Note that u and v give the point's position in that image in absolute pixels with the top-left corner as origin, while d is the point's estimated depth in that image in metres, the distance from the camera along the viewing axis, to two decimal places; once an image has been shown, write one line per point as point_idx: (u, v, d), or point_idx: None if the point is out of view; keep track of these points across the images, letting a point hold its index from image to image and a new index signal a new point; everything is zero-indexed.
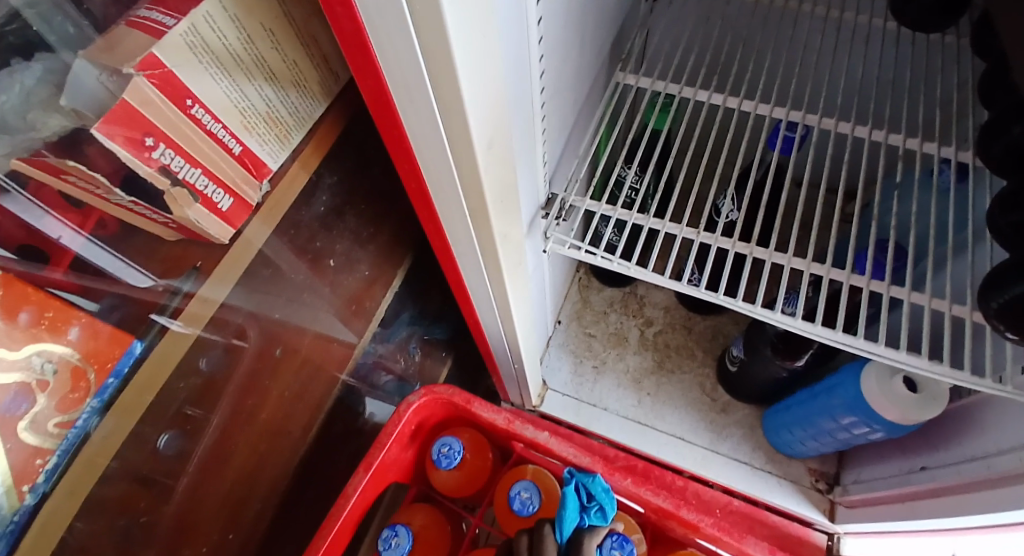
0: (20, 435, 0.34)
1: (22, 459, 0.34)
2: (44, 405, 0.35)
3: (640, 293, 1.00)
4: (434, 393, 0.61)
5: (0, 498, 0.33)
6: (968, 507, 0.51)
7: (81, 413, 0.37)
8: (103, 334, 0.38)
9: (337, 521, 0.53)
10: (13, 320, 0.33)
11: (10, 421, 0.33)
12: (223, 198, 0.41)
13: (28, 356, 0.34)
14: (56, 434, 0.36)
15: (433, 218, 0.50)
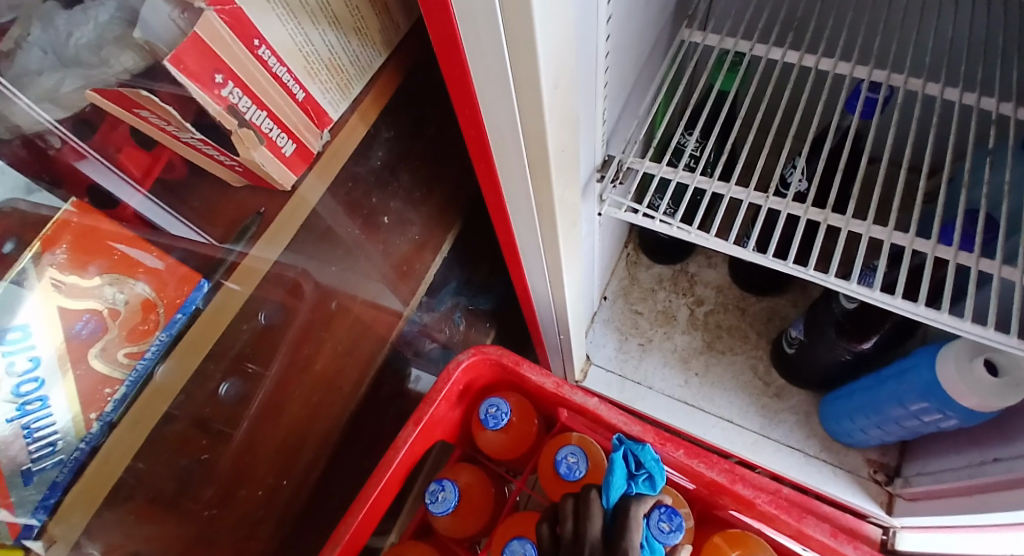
0: (89, 361, 0.35)
1: (90, 386, 0.35)
2: (114, 334, 0.36)
3: (691, 271, 0.97)
4: (483, 354, 0.61)
5: (68, 425, 0.34)
6: None
7: (150, 345, 0.38)
8: (173, 277, 0.39)
9: (386, 472, 0.54)
10: (85, 251, 0.34)
11: (81, 347, 0.34)
12: (286, 143, 0.41)
13: (99, 285, 0.35)
14: (126, 364, 0.37)
15: (488, 174, 0.49)
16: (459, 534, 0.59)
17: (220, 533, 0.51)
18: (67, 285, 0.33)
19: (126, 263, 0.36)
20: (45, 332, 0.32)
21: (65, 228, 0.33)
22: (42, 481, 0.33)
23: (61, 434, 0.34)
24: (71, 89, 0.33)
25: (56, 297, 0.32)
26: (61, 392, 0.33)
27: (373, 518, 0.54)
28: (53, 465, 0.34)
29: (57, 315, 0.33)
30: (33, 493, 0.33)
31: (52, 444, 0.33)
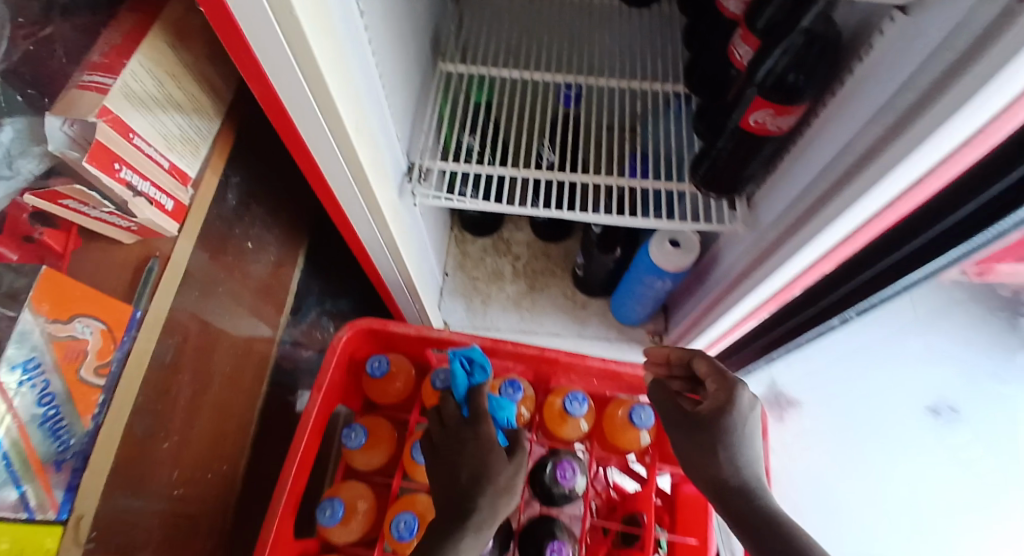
0: (78, 378, 0.46)
1: (82, 395, 0.46)
2: (89, 357, 0.47)
3: (505, 236, 1.24)
4: (357, 326, 0.79)
5: (74, 424, 0.46)
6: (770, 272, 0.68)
7: (112, 360, 0.49)
8: (115, 311, 0.49)
9: (306, 430, 0.72)
10: (59, 298, 0.44)
11: (69, 367, 0.45)
12: (165, 201, 0.55)
13: (72, 322, 0.45)
14: (100, 376, 0.47)
15: (324, 187, 0.68)
16: (373, 463, 0.79)
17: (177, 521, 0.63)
18: (50, 325, 0.44)
19: (84, 300, 0.46)
20: (45, 356, 0.43)
21: (44, 285, 0.43)
22: (66, 468, 0.45)
23: (70, 431, 0.45)
24: (0, 195, 0.46)
25: (43, 335, 0.43)
26: (63, 401, 0.45)
27: (304, 466, 0.71)
28: (71, 455, 0.46)
29: (48, 348, 0.43)
30: (61, 476, 0.45)
31: (66, 440, 0.45)
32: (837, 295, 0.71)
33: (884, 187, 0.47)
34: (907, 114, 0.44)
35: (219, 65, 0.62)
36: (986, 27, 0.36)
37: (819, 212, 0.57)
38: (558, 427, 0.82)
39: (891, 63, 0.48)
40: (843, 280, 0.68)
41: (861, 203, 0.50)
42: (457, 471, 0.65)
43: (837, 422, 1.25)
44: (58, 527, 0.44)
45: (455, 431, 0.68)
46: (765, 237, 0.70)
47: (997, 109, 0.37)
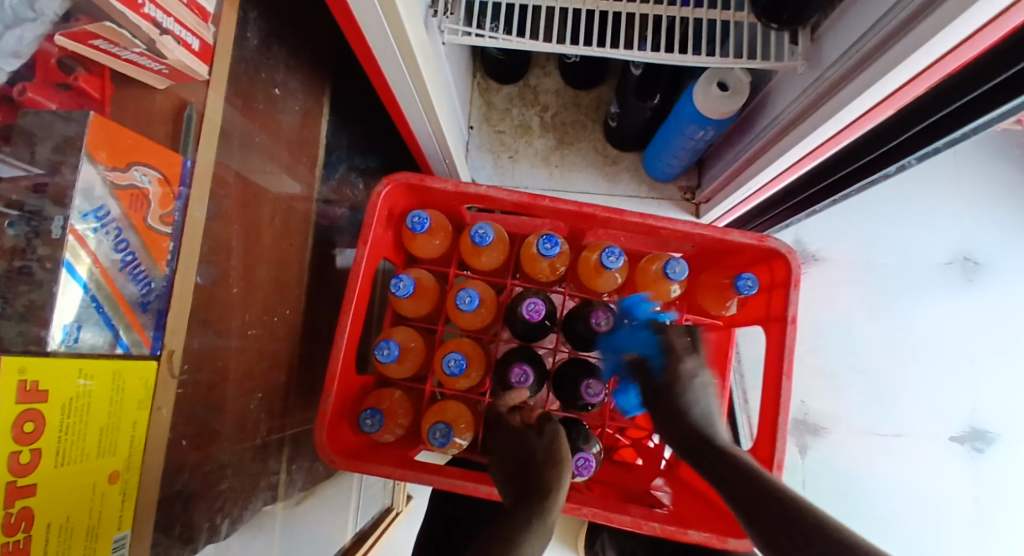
0: (149, 226, 0.48)
1: (154, 242, 0.49)
2: (153, 206, 0.49)
3: (532, 84, 1.16)
4: (394, 181, 0.80)
5: (153, 271, 0.49)
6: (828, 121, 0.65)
7: (173, 209, 0.51)
8: (166, 160, 0.50)
9: (357, 279, 0.79)
10: (116, 147, 0.45)
11: (138, 216, 0.47)
12: (190, 40, 0.51)
13: (130, 171, 0.46)
14: (165, 224, 0.50)
15: (348, 19, 0.62)
16: (421, 310, 0.86)
17: (246, 361, 0.70)
18: (112, 174, 0.44)
19: (137, 149, 0.47)
20: (115, 206, 0.45)
21: (100, 132, 0.43)
22: (154, 309, 0.49)
23: (150, 276, 0.49)
24: (30, 38, 0.42)
25: (109, 184, 0.44)
26: (139, 248, 0.47)
27: (355, 310, 0.80)
28: (156, 297, 0.50)
29: (116, 196, 0.45)
30: (151, 318, 0.49)
31: (149, 284, 0.49)
32: (880, 150, 0.68)
33: (977, 12, 0.43)
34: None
35: None
36: None
37: (894, 43, 0.52)
38: (594, 281, 0.85)
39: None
40: (895, 131, 0.65)
41: (944, 35, 0.46)
42: (526, 462, 0.58)
43: (859, 273, 1.27)
44: (151, 362, 0.49)
45: (518, 434, 0.62)
46: (825, 78, 0.65)
47: None
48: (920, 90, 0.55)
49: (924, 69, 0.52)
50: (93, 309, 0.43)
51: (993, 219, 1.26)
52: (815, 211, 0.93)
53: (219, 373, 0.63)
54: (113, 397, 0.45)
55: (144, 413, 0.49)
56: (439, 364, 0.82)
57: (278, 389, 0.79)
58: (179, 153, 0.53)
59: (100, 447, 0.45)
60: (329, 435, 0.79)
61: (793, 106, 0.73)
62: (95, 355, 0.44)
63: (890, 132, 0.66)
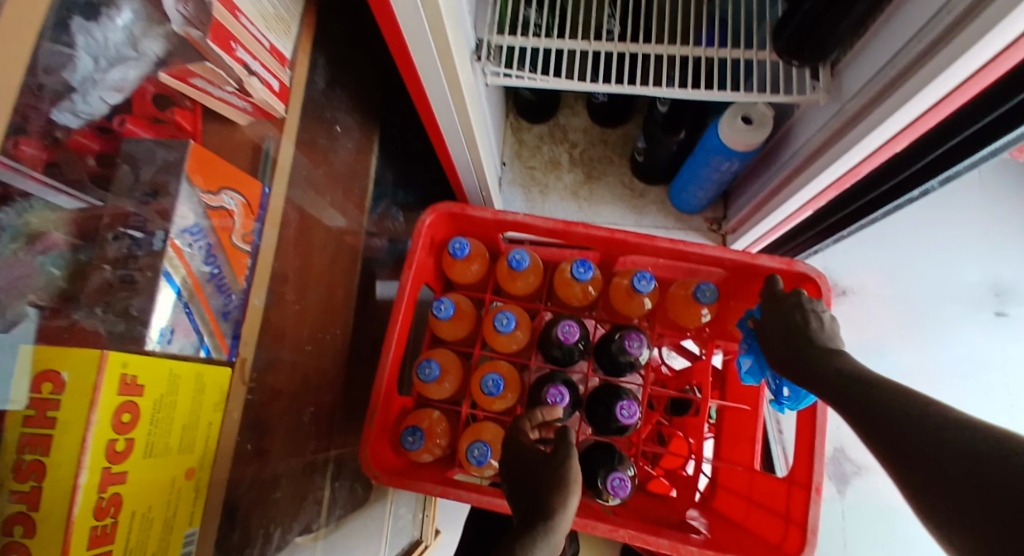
0: (234, 244, 0.54)
1: (237, 259, 0.54)
2: (237, 226, 0.54)
3: (562, 123, 1.23)
4: (438, 210, 0.86)
5: (234, 285, 0.54)
6: (851, 149, 0.68)
7: (252, 230, 0.57)
8: (248, 187, 0.56)
9: (401, 301, 0.83)
10: (211, 173, 0.51)
11: (225, 234, 0.53)
12: (271, 79, 0.58)
13: (221, 194, 0.52)
14: (245, 242, 0.55)
15: (405, 60, 0.69)
16: (458, 333, 0.89)
17: (299, 377, 0.74)
18: (207, 196, 0.50)
19: (226, 176, 0.53)
20: (208, 224, 0.50)
21: (197, 161, 0.49)
22: (232, 320, 0.54)
23: (232, 289, 0.54)
24: (132, 76, 0.47)
25: (204, 206, 0.50)
26: (225, 264, 0.53)
27: (398, 330, 0.84)
28: (235, 308, 0.55)
29: (209, 216, 0.51)
30: (230, 326, 0.54)
31: (231, 296, 0.54)
32: (897, 179, 0.72)
33: (998, 34, 0.46)
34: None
35: None
36: None
37: (916, 71, 0.56)
38: (624, 303, 0.88)
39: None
40: (910, 159, 0.68)
41: (962, 61, 0.50)
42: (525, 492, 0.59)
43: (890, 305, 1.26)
44: (224, 368, 0.53)
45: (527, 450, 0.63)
46: (847, 109, 0.69)
47: None
48: (941, 118, 0.59)
49: (946, 95, 0.55)
50: (183, 314, 0.48)
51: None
52: (840, 240, 0.94)
53: (275, 387, 0.68)
54: (195, 397, 0.49)
55: (217, 415, 0.53)
56: (476, 384, 0.85)
57: (326, 405, 0.83)
58: (259, 180, 0.59)
59: (181, 443, 0.48)
60: (373, 452, 0.82)
61: (817, 136, 0.77)
62: (180, 358, 0.48)
63: (909, 159, 0.68)
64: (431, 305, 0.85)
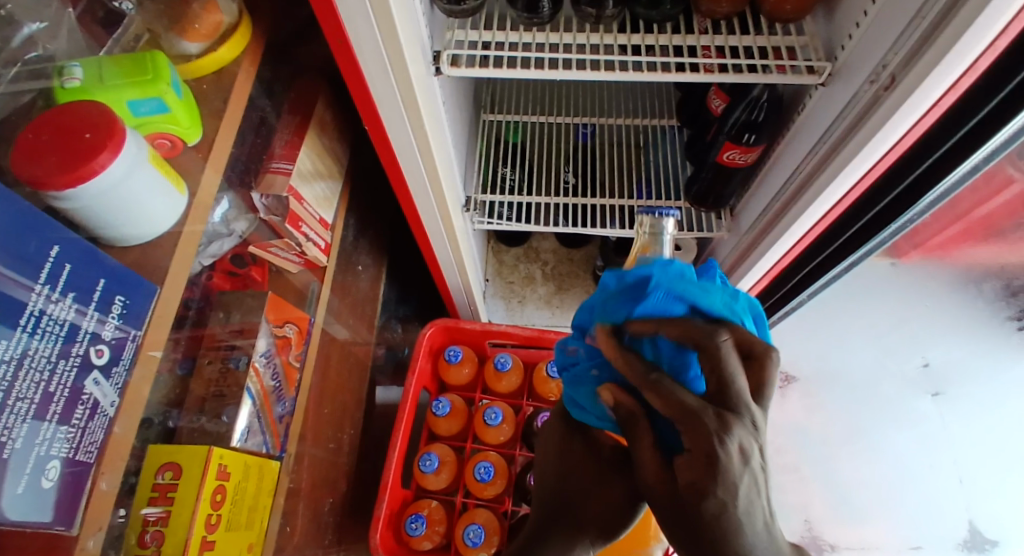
0: (289, 362, 0.72)
1: (290, 373, 0.72)
2: (292, 348, 0.73)
3: (535, 245, 1.47)
4: (436, 324, 1.06)
5: (287, 394, 0.71)
6: (749, 267, 0.91)
7: (300, 350, 0.75)
8: (300, 318, 0.75)
9: (406, 403, 1.00)
10: (279, 311, 0.70)
11: (285, 355, 0.71)
12: (321, 240, 0.79)
13: (284, 327, 0.71)
14: (296, 361, 0.74)
15: (414, 217, 0.92)
16: (453, 429, 1.04)
17: (320, 470, 0.88)
18: (276, 329, 0.69)
19: (287, 313, 0.72)
20: (275, 350, 0.69)
21: (272, 305, 0.69)
22: (283, 421, 0.71)
23: (286, 397, 0.71)
24: (225, 246, 0.68)
25: (274, 336, 0.68)
26: (283, 379, 0.70)
27: (403, 427, 1.00)
28: (286, 411, 0.71)
29: (276, 344, 0.69)
30: (281, 427, 0.70)
31: (284, 403, 0.71)
32: (799, 276, 0.95)
33: (818, 203, 0.69)
34: (827, 154, 0.66)
35: (340, 139, 0.84)
36: (864, 108, 0.58)
37: (778, 222, 0.79)
38: None
39: (820, 113, 0.68)
40: (804, 264, 0.91)
41: (802, 216, 0.73)
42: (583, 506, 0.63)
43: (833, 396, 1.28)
44: (276, 461, 0.68)
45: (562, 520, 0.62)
46: (740, 242, 0.92)
47: (879, 154, 0.60)
48: (813, 238, 0.82)
49: (798, 236, 0.78)
50: (255, 419, 0.64)
51: (987, 354, 1.25)
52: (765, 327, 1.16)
53: (304, 478, 0.82)
54: (257, 483, 0.64)
55: (268, 499, 0.67)
56: (470, 473, 0.99)
57: (339, 497, 0.96)
58: (305, 311, 0.79)
59: (246, 521, 0.63)
60: (381, 539, 0.94)
61: (727, 256, 0.99)
62: (251, 452, 0.63)
63: (804, 264, 0.91)
64: (432, 404, 1.01)
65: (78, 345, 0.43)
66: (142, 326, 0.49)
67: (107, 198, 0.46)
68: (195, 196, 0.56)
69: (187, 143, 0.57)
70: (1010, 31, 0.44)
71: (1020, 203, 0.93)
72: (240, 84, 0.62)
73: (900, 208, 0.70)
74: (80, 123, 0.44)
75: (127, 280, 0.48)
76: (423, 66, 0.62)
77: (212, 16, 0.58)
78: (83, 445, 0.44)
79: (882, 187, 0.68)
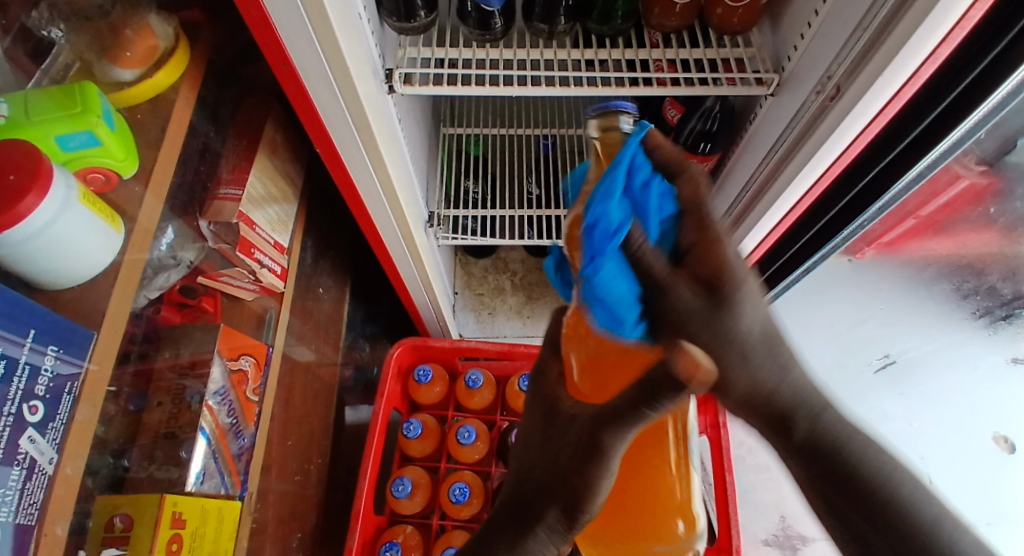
0: (247, 397, 0.69)
1: (249, 407, 0.69)
2: (251, 382, 0.70)
3: (503, 256, 1.46)
4: (403, 343, 1.05)
5: (246, 431, 0.68)
6: None
7: (259, 382, 0.72)
8: (258, 348, 0.73)
9: (376, 425, 0.97)
10: (234, 342, 0.67)
11: (241, 390, 0.68)
12: (277, 265, 0.77)
13: (240, 359, 0.68)
14: (254, 396, 0.71)
15: (375, 237, 0.90)
16: (425, 450, 1.02)
17: (288, 503, 0.85)
18: (232, 364, 0.66)
19: (242, 343, 0.69)
20: (231, 386, 0.66)
21: (225, 338, 0.65)
22: (243, 459, 0.68)
23: (245, 434, 0.68)
24: (172, 277, 0.66)
25: (229, 371, 0.65)
26: (241, 416, 0.68)
27: (374, 452, 0.97)
28: (246, 449, 0.68)
29: (232, 378, 0.66)
30: (241, 465, 0.67)
31: (243, 440, 0.68)
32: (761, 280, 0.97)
33: (775, 209, 0.71)
34: (779, 162, 0.67)
35: (293, 161, 0.82)
36: (812, 118, 0.59)
37: (738, 228, 0.79)
38: None
39: (770, 123, 0.69)
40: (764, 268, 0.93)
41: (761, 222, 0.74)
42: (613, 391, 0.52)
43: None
44: (237, 501, 0.65)
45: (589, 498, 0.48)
46: None
47: (829, 162, 0.61)
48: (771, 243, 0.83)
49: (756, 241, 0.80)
50: (212, 460, 0.61)
51: (942, 342, 1.26)
52: None
53: (269, 515, 0.79)
54: (217, 526, 0.61)
55: (230, 543, 0.64)
56: (445, 493, 0.97)
57: (309, 530, 0.93)
58: (262, 340, 0.76)
59: None
60: None
61: None
62: (209, 495, 0.60)
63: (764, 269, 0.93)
64: (403, 426, 0.99)
65: (8, 403, 0.40)
66: (81, 374, 0.46)
67: (36, 242, 0.43)
68: (133, 229, 0.54)
69: (123, 176, 0.54)
70: (949, 41, 0.45)
71: (965, 199, 0.97)
72: (178, 112, 0.59)
73: (856, 211, 0.71)
74: (5, 164, 0.42)
75: (64, 327, 0.45)
76: (373, 85, 0.61)
77: (146, 41, 0.55)
78: (22, 508, 0.41)
79: (839, 189, 0.69)
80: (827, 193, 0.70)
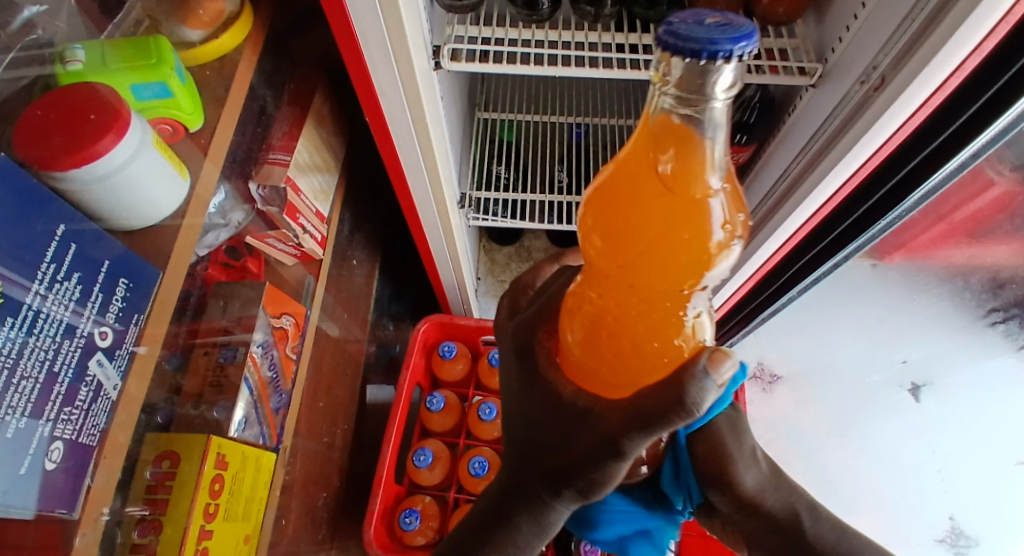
0: (286, 354, 0.72)
1: (287, 364, 0.72)
2: (290, 340, 0.73)
3: (527, 244, 1.47)
4: (430, 319, 1.07)
5: (284, 386, 0.71)
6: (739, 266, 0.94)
7: (297, 343, 0.75)
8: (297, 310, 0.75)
9: (400, 397, 1.00)
10: (277, 301, 0.70)
11: (281, 347, 0.71)
12: (318, 232, 0.79)
13: (281, 318, 0.71)
14: (293, 355, 0.74)
15: (411, 214, 0.92)
16: (446, 425, 1.05)
17: (315, 463, 0.88)
18: (274, 321, 0.69)
19: (284, 303, 0.72)
20: (273, 342, 0.69)
21: (270, 296, 0.68)
22: (279, 414, 0.71)
23: (283, 390, 0.71)
24: (221, 237, 0.69)
25: (272, 328, 0.68)
26: (280, 372, 0.70)
27: (398, 422, 1.00)
28: (283, 404, 0.71)
29: (274, 335, 0.69)
30: (278, 419, 0.70)
31: (281, 395, 0.71)
32: (784, 278, 0.97)
33: (807, 202, 0.72)
34: (817, 154, 0.68)
35: (338, 133, 0.85)
36: (853, 109, 0.60)
37: (770, 221, 0.80)
38: None
39: (811, 114, 0.70)
40: (789, 266, 0.94)
41: (793, 214, 0.75)
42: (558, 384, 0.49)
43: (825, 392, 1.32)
44: (272, 453, 0.68)
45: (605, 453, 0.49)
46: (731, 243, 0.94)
47: (867, 154, 0.62)
48: (799, 239, 0.84)
49: (787, 235, 0.81)
50: (253, 409, 0.64)
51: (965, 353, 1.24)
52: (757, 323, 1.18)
53: (297, 473, 0.81)
54: (255, 473, 0.64)
55: (264, 491, 0.67)
56: (463, 467, 1.00)
57: (332, 493, 0.96)
58: (301, 304, 0.79)
59: (243, 512, 0.62)
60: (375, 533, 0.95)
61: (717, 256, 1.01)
62: (249, 442, 0.63)
63: (791, 266, 0.94)
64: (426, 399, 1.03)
65: (82, 327, 0.43)
66: (145, 313, 0.49)
67: (112, 181, 0.46)
68: (196, 182, 0.56)
69: (188, 129, 0.57)
70: (994, 35, 0.46)
71: (1002, 203, 0.96)
72: (241, 73, 0.62)
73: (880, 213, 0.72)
74: (87, 105, 0.45)
75: (133, 265, 0.48)
76: (425, 59, 0.63)
77: (215, 4, 0.58)
78: (86, 428, 0.43)
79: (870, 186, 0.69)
80: (857, 190, 0.71)
